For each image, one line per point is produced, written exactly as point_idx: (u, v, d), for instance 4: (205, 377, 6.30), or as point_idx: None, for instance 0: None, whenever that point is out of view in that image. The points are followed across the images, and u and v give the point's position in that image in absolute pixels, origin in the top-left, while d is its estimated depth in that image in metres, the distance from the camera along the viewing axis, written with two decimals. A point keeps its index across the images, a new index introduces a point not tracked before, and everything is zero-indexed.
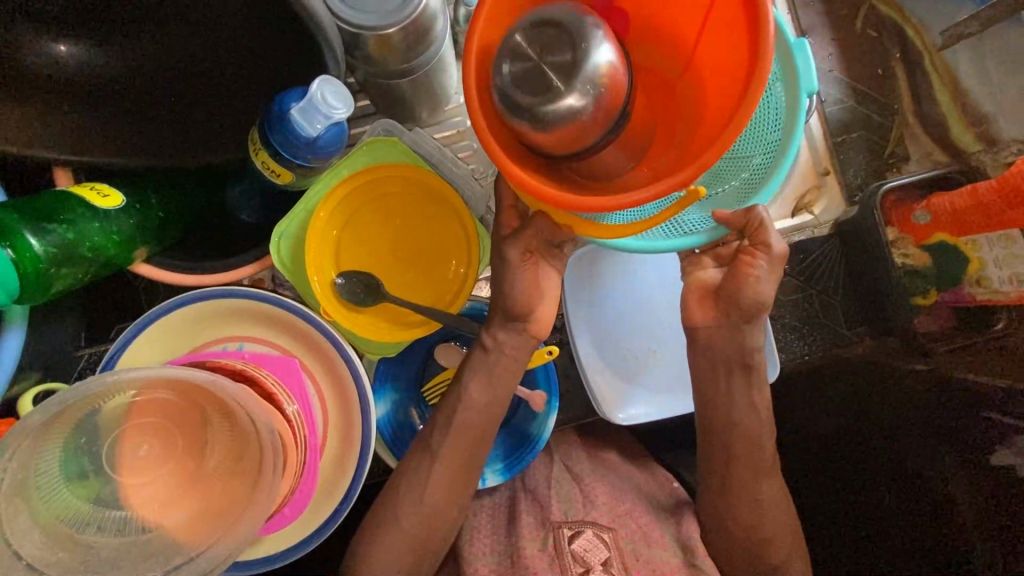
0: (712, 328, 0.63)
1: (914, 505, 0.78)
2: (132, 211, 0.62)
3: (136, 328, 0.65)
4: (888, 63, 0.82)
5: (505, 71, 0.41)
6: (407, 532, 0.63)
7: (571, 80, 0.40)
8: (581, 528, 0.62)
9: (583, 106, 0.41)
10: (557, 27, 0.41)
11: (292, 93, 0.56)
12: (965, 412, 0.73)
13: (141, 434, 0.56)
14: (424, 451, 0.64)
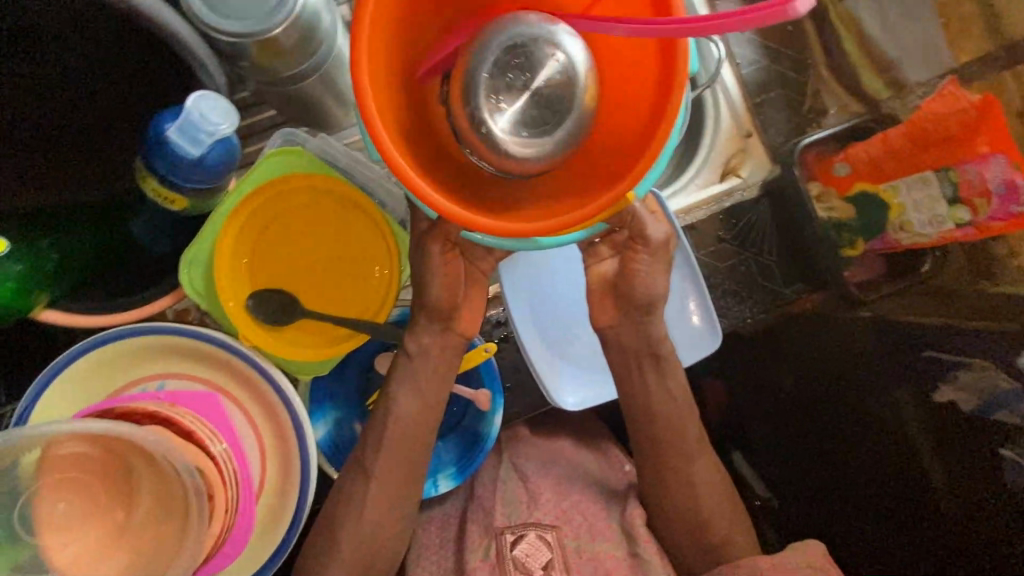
0: (615, 327, 0.64)
1: (878, 463, 0.77)
2: (19, 257, 0.57)
3: (43, 380, 0.61)
4: (798, 19, 0.82)
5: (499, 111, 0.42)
6: (351, 554, 0.63)
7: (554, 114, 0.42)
8: (524, 531, 0.63)
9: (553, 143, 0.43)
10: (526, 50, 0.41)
11: (168, 113, 0.53)
12: (912, 352, 0.72)
13: (60, 491, 0.53)
14: (359, 473, 0.64)
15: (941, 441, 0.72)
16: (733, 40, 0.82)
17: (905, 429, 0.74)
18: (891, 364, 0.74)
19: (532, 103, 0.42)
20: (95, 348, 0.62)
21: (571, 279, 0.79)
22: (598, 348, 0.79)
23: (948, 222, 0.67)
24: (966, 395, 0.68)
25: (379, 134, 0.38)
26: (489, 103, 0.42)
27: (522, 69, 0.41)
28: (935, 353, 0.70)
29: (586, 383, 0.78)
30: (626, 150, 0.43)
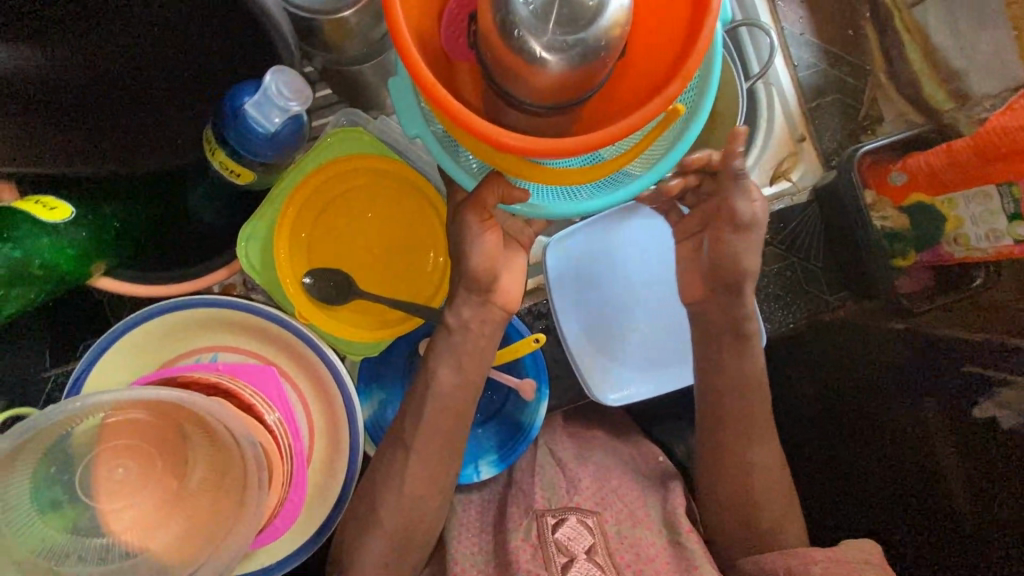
0: (705, 300, 0.67)
1: (896, 471, 0.73)
2: (84, 223, 0.58)
3: (100, 346, 0.62)
4: (859, 24, 0.82)
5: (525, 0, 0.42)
6: (390, 529, 0.60)
7: (563, 36, 0.42)
8: (565, 515, 0.62)
9: (549, 60, 0.43)
10: None
11: (246, 87, 0.53)
12: (951, 365, 0.69)
13: (119, 456, 0.53)
14: (398, 447, 0.61)
15: (967, 455, 0.68)
16: (790, 43, 0.82)
17: (931, 443, 0.70)
18: (928, 376, 0.70)
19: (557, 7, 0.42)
20: (153, 318, 0.63)
21: (657, 261, 0.79)
22: (682, 330, 0.78)
23: (1006, 237, 0.66)
24: (1007, 411, 0.65)
25: (407, 43, 0.40)
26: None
27: None
28: (978, 369, 0.67)
29: (660, 366, 0.78)
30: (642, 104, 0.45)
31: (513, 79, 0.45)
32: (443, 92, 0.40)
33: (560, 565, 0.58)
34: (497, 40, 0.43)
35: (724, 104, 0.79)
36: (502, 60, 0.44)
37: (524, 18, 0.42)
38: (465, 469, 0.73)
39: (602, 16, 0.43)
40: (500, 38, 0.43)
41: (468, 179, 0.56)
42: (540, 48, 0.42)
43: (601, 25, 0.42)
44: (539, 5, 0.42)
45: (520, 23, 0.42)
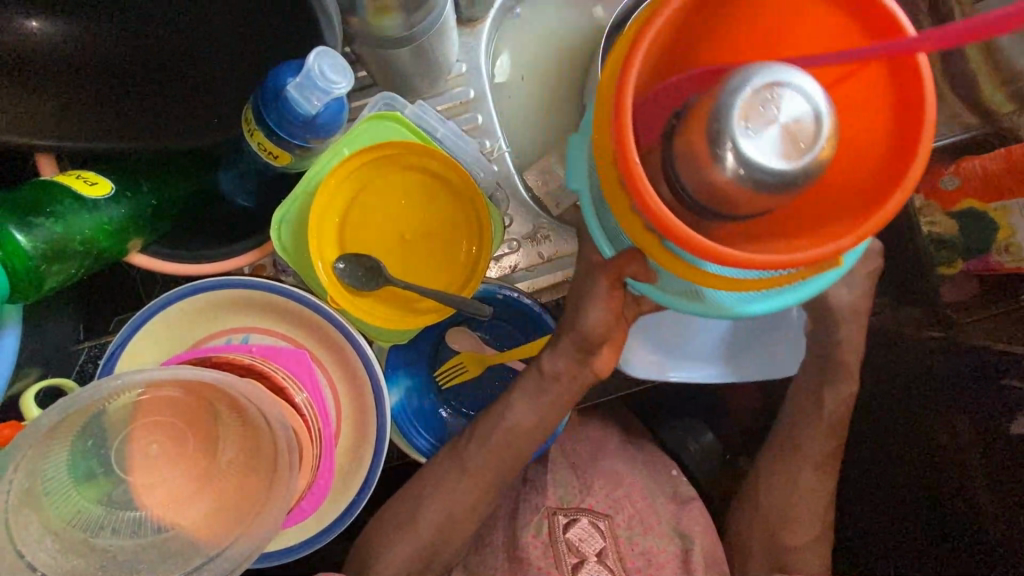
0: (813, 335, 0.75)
1: (916, 477, 0.78)
2: (123, 200, 0.58)
3: (136, 322, 0.63)
4: (916, 18, 0.78)
5: (744, 110, 0.41)
6: (421, 530, 0.66)
7: (756, 157, 0.41)
8: (577, 516, 0.67)
9: (730, 174, 0.42)
10: (809, 112, 0.41)
11: (288, 67, 0.53)
12: (988, 381, 0.72)
13: (152, 432, 0.54)
14: (456, 465, 0.66)
15: (993, 460, 0.72)
16: None
17: (960, 453, 0.74)
18: (963, 393, 0.74)
19: (769, 131, 0.41)
20: (188, 296, 0.64)
21: None
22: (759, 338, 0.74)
23: None
24: None
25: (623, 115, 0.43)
26: (746, 106, 0.41)
27: (793, 102, 0.41)
28: (1013, 383, 0.70)
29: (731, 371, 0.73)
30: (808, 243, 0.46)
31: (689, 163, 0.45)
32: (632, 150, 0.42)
33: (572, 565, 0.64)
34: (697, 132, 0.43)
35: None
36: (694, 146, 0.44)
37: (733, 130, 0.41)
38: None
39: (804, 158, 0.41)
40: (703, 132, 0.42)
41: (607, 245, 0.57)
42: (739, 165, 0.41)
43: (808, 167, 0.41)
44: (757, 121, 0.41)
45: (730, 131, 0.41)
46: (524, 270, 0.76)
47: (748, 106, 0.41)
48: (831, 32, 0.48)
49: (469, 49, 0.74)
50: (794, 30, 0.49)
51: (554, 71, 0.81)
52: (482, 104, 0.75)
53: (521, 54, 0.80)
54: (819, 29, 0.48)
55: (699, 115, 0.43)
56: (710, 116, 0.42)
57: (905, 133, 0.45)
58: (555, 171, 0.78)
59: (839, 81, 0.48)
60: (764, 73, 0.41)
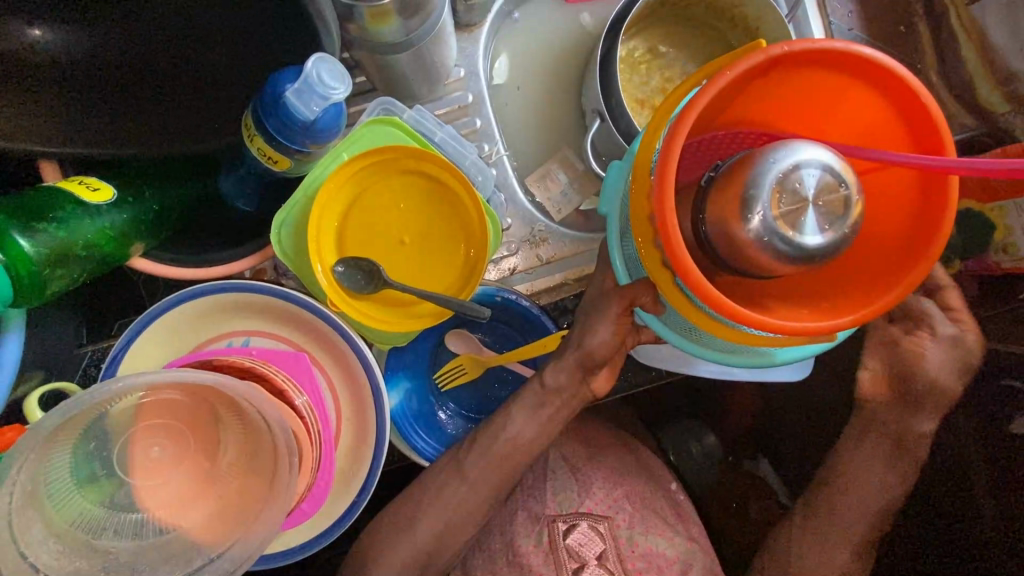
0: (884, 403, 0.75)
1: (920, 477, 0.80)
2: (125, 206, 0.59)
3: (138, 326, 0.63)
4: (911, 20, 0.79)
5: (779, 180, 0.45)
6: (424, 533, 0.67)
7: (777, 224, 0.45)
8: (576, 521, 0.68)
9: (749, 231, 0.46)
10: (836, 194, 0.45)
11: (287, 72, 0.53)
12: (985, 380, 0.74)
13: (154, 434, 0.55)
14: (455, 469, 0.67)
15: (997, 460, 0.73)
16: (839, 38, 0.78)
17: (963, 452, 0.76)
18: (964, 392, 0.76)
19: (796, 204, 0.44)
20: (190, 300, 0.65)
21: None
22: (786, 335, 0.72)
23: None
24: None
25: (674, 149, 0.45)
26: (781, 175, 0.45)
27: (824, 179, 0.45)
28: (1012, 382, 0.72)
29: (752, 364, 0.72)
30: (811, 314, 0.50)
31: (719, 212, 0.48)
32: (668, 184, 0.44)
33: (572, 569, 0.66)
34: (732, 190, 0.47)
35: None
36: (727, 197, 0.47)
37: (765, 194, 0.45)
38: None
39: (819, 236, 0.45)
40: (739, 190, 0.46)
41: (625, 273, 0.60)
42: (761, 230, 0.45)
43: (822, 249, 0.45)
44: (788, 192, 0.44)
45: (759, 194, 0.45)
46: (522, 272, 0.76)
47: (785, 176, 0.45)
48: (873, 123, 0.52)
49: (467, 54, 0.75)
50: (837, 112, 0.53)
51: (552, 74, 0.81)
52: (480, 109, 0.76)
53: (519, 56, 0.81)
54: (860, 115, 0.52)
55: (740, 172, 0.47)
56: (749, 177, 0.46)
57: (916, 238, 0.49)
58: (555, 176, 0.79)
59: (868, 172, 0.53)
60: (809, 153, 0.45)
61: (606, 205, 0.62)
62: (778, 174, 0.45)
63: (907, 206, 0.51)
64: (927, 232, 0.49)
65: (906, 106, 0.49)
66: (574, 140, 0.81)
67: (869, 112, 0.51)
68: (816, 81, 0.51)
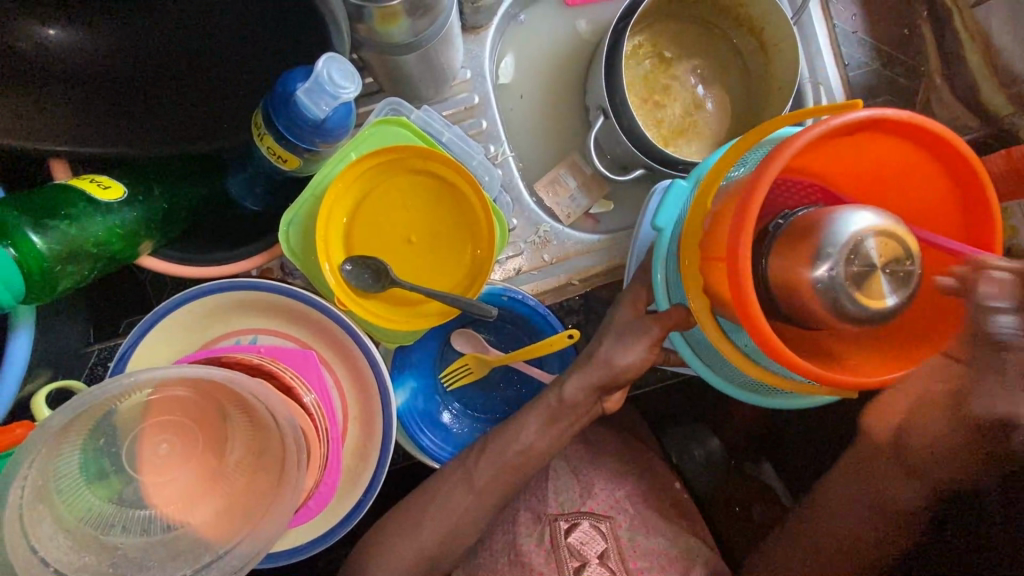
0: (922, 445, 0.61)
1: None
2: (135, 204, 0.59)
3: (147, 324, 0.64)
4: (915, 23, 0.80)
5: (857, 243, 0.45)
6: (427, 536, 0.67)
7: (841, 284, 0.45)
8: (578, 520, 0.68)
9: (812, 282, 0.46)
10: (907, 263, 0.45)
11: (298, 72, 0.53)
12: None
13: (163, 432, 0.55)
14: (461, 469, 0.67)
15: None
16: (843, 41, 0.79)
17: None
18: None
19: (866, 271, 0.45)
20: (197, 299, 0.65)
21: None
22: None
23: None
24: None
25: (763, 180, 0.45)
26: (859, 238, 0.45)
27: (896, 245, 0.45)
28: None
29: None
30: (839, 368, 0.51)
31: (786, 256, 0.48)
32: (748, 236, 0.44)
33: (573, 568, 0.65)
34: (804, 243, 0.47)
35: (775, 92, 0.76)
36: (800, 244, 0.47)
37: (840, 254, 0.45)
38: None
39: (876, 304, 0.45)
40: (812, 244, 0.46)
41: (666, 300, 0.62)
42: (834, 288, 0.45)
43: (887, 313, 0.46)
44: (863, 256, 0.45)
45: (833, 251, 0.45)
46: (527, 273, 0.76)
47: (862, 239, 0.45)
48: (934, 200, 0.54)
49: (473, 56, 0.76)
50: (911, 179, 0.54)
51: (558, 76, 0.82)
52: (486, 110, 0.76)
53: (526, 58, 0.81)
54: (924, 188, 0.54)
55: (814, 228, 0.47)
56: (829, 232, 0.46)
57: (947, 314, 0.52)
58: (565, 180, 0.79)
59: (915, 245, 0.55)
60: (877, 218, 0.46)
61: (664, 219, 0.62)
62: (853, 237, 0.45)
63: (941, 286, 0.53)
64: (949, 315, 0.52)
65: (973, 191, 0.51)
66: (579, 143, 0.81)
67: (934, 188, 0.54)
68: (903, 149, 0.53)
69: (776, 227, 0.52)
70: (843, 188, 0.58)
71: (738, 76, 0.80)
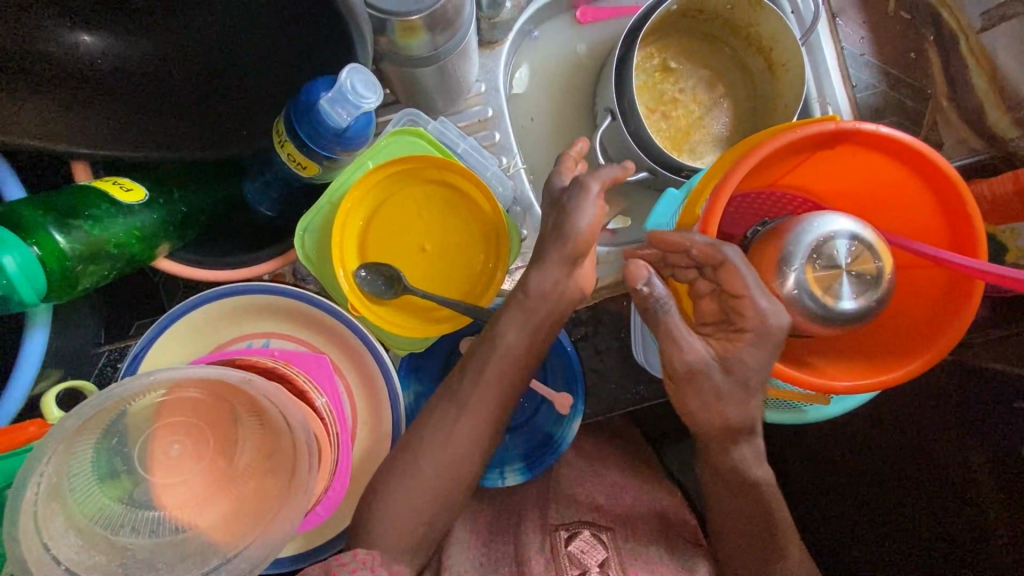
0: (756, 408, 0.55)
1: (928, 498, 0.79)
2: (155, 207, 0.60)
3: (162, 324, 0.64)
4: (922, 47, 0.81)
5: (819, 244, 0.53)
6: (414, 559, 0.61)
7: (802, 282, 0.53)
8: (579, 530, 0.66)
9: (782, 283, 0.54)
10: (867, 266, 0.53)
11: (322, 82, 0.54)
12: (993, 403, 0.76)
13: (174, 433, 0.55)
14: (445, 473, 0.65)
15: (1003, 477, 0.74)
16: (850, 63, 0.80)
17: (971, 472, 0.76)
18: (964, 410, 0.78)
19: (825, 272, 0.53)
20: (210, 302, 0.66)
21: None
22: None
23: None
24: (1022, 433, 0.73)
25: (727, 188, 0.53)
26: (823, 241, 0.53)
27: (855, 249, 0.53)
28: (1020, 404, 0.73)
29: None
30: (825, 374, 0.56)
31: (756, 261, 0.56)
32: (712, 221, 0.53)
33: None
34: (771, 246, 0.55)
35: (781, 109, 0.77)
36: (770, 247, 0.55)
37: (804, 254, 0.53)
38: (491, 474, 0.74)
39: (839, 305, 0.53)
40: (781, 249, 0.54)
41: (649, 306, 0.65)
42: (795, 285, 0.53)
43: (847, 315, 0.53)
44: (824, 258, 0.53)
45: (799, 251, 0.53)
46: None
47: (825, 241, 0.53)
48: (923, 222, 0.59)
49: (488, 69, 0.77)
50: (897, 201, 0.60)
51: (572, 91, 0.83)
52: (500, 122, 0.77)
53: (540, 70, 0.83)
54: (917, 209, 0.59)
55: (782, 235, 0.55)
56: (796, 234, 0.54)
57: (932, 329, 0.56)
58: None
59: (906, 266, 0.60)
60: (844, 226, 0.53)
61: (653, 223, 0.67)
62: (817, 241, 0.53)
63: (935, 300, 0.58)
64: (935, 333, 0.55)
65: (956, 213, 0.55)
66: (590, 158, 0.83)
67: (925, 210, 0.58)
68: (888, 172, 0.58)
69: (753, 235, 0.60)
70: (841, 208, 0.64)
71: (747, 94, 0.81)
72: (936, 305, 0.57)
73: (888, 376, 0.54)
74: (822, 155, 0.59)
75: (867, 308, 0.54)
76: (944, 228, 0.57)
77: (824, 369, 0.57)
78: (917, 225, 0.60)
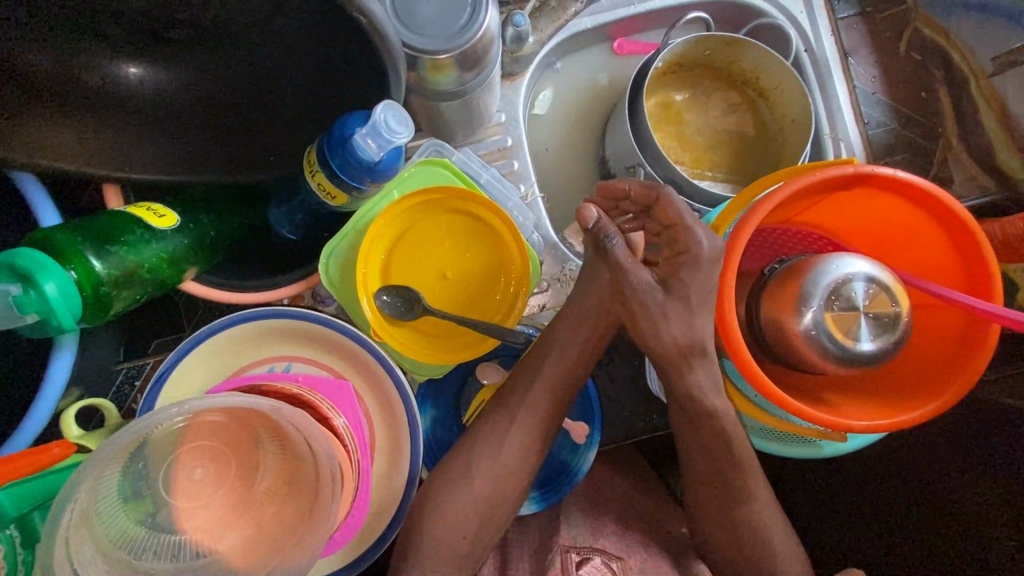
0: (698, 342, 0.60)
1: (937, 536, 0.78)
2: (186, 231, 0.61)
3: (186, 346, 0.65)
4: (933, 87, 0.83)
5: (840, 284, 0.54)
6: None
7: (820, 322, 0.54)
8: (590, 555, 0.65)
9: (800, 320, 0.55)
10: (884, 308, 0.54)
11: (354, 116, 0.56)
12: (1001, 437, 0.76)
13: (198, 456, 0.55)
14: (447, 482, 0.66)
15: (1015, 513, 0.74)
16: (863, 100, 0.82)
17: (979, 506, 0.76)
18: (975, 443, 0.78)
19: (844, 312, 0.53)
20: (234, 326, 0.67)
21: None
22: None
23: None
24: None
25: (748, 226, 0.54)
26: (843, 281, 0.54)
27: (873, 290, 0.54)
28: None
29: None
30: (842, 413, 0.56)
31: (776, 297, 0.58)
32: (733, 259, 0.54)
33: None
34: (791, 283, 0.56)
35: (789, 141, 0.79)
36: (790, 286, 0.56)
37: (824, 293, 0.54)
38: None
39: (856, 345, 0.54)
40: (800, 287, 0.55)
41: None
42: (812, 325, 0.54)
43: (866, 354, 0.54)
44: (844, 299, 0.53)
45: (819, 289, 0.54)
46: (550, 310, 0.78)
47: (844, 282, 0.54)
48: (938, 264, 0.60)
49: (509, 100, 0.79)
50: (913, 242, 0.61)
51: (588, 123, 0.86)
52: (519, 152, 0.78)
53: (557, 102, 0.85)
54: (933, 251, 0.60)
55: (801, 273, 0.56)
56: (818, 273, 0.54)
57: (947, 371, 0.57)
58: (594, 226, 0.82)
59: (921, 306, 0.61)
60: (861, 266, 0.54)
61: None
62: (837, 281, 0.54)
63: (950, 342, 0.58)
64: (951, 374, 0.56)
65: (972, 257, 0.56)
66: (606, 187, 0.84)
67: (940, 252, 0.59)
68: (905, 214, 0.60)
69: (771, 270, 0.61)
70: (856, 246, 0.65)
71: (756, 129, 0.83)
72: (952, 347, 0.58)
73: (905, 416, 0.54)
74: (840, 195, 0.60)
75: (885, 347, 0.54)
76: (960, 272, 0.58)
77: (840, 409, 0.57)
78: (932, 266, 0.61)
